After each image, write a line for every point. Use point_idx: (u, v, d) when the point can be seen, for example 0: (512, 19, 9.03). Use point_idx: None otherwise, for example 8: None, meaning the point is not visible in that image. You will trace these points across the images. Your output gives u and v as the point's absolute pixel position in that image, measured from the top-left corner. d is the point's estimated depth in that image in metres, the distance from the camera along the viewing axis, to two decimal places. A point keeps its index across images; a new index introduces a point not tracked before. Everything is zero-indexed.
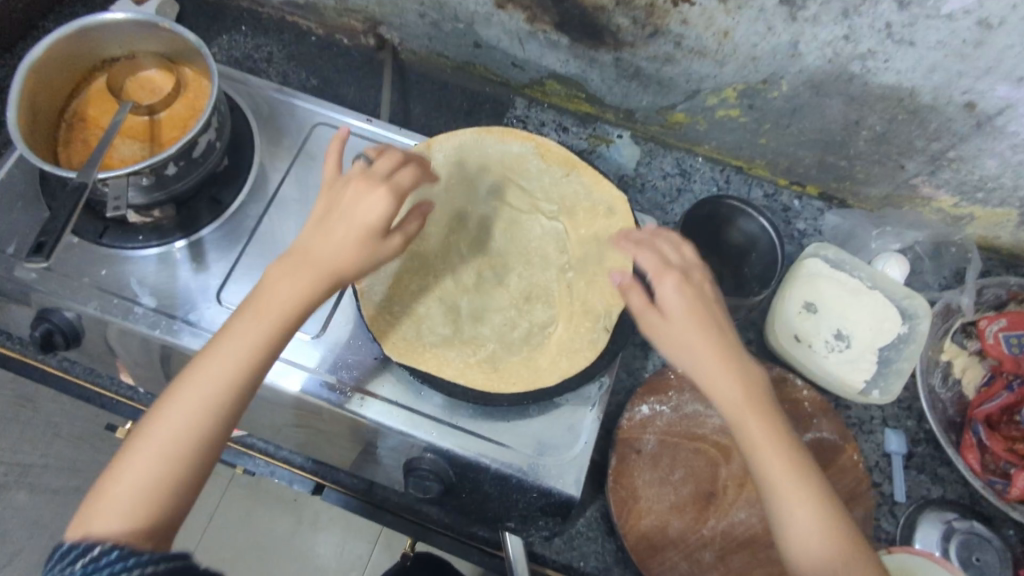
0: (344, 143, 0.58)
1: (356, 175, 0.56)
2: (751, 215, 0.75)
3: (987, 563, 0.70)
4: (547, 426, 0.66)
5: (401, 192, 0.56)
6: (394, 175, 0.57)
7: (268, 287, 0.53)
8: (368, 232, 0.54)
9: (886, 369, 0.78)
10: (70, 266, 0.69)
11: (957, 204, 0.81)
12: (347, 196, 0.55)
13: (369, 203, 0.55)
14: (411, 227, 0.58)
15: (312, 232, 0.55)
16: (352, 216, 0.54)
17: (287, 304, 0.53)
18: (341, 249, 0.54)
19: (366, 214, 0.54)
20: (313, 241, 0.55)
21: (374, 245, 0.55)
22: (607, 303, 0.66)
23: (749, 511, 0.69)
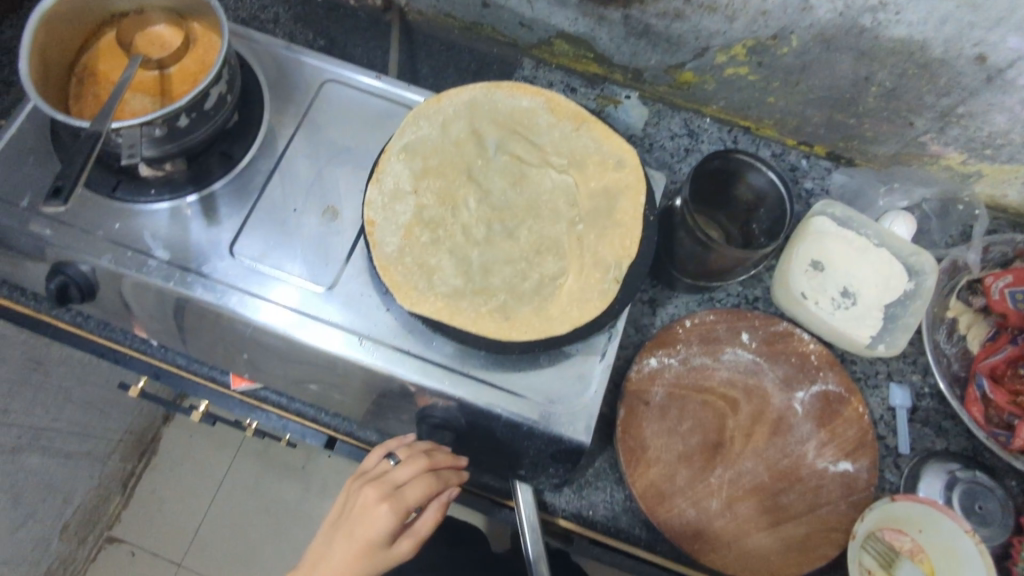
0: (385, 450, 0.65)
1: (374, 481, 0.61)
2: (760, 169, 0.74)
3: (989, 511, 0.72)
4: (558, 376, 0.67)
5: (405, 510, 0.59)
6: (405, 488, 0.60)
7: (314, 555, 0.61)
8: (372, 543, 0.58)
9: (892, 324, 0.78)
10: (82, 220, 0.69)
11: (964, 161, 0.81)
12: (360, 504, 0.60)
13: (373, 518, 0.59)
14: (421, 500, 0.60)
15: (342, 523, 0.61)
16: (354, 528, 0.59)
17: (322, 573, 0.60)
18: (336, 566, 0.59)
19: (364, 532, 0.58)
20: (337, 544, 0.60)
21: (375, 563, 0.58)
22: (617, 255, 0.67)
23: (755, 461, 0.72)
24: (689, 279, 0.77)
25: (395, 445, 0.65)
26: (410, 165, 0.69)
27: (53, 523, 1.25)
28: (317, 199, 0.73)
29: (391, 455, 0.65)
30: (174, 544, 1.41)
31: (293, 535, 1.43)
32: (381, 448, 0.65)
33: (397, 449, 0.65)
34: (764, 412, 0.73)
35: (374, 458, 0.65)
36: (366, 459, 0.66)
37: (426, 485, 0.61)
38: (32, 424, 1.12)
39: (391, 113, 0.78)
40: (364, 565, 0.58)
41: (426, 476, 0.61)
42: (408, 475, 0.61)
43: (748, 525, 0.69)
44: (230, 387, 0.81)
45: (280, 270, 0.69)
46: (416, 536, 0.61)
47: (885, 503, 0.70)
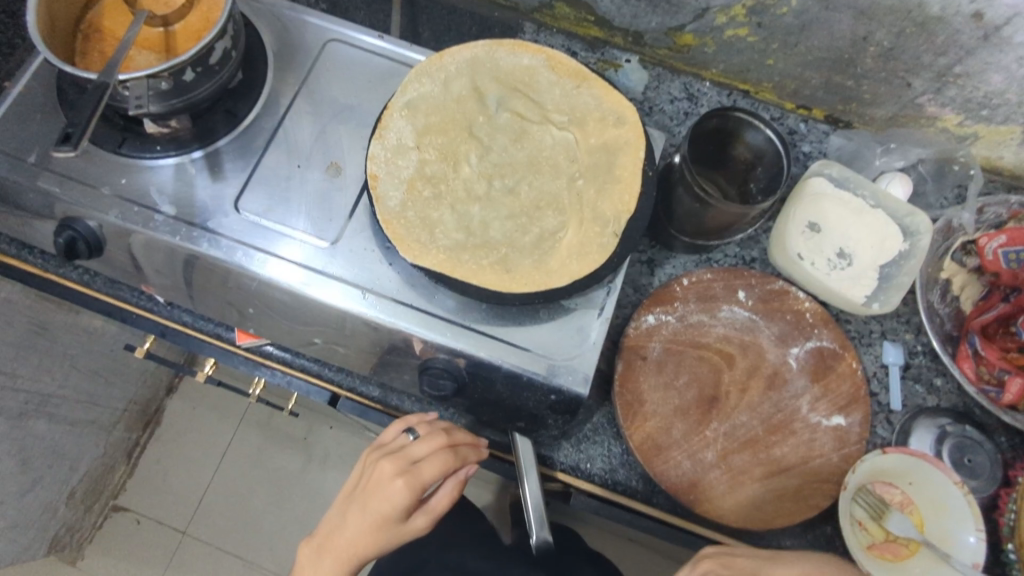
0: (403, 427, 0.69)
1: (388, 456, 0.66)
2: (759, 127, 0.75)
3: (977, 464, 0.74)
4: (558, 330, 0.68)
5: (420, 486, 0.65)
6: (421, 464, 0.65)
7: (338, 520, 0.68)
8: (388, 515, 0.64)
9: (887, 283, 0.80)
10: (88, 175, 0.70)
11: (961, 123, 0.82)
12: (375, 478, 0.66)
13: (388, 491, 0.64)
14: (433, 475, 0.65)
15: (362, 492, 0.67)
16: (372, 500, 0.65)
17: (346, 538, 0.67)
18: (358, 534, 0.66)
19: (381, 506, 0.64)
20: (355, 511, 0.66)
21: (390, 532, 0.66)
22: (617, 210, 0.68)
23: (750, 415, 0.73)
24: (686, 238, 0.79)
25: (414, 421, 0.70)
26: (412, 121, 0.70)
27: (59, 489, 1.27)
28: (320, 155, 0.73)
29: (410, 429, 0.69)
30: (178, 512, 1.42)
31: (296, 504, 1.43)
32: (401, 422, 0.70)
33: (417, 424, 0.69)
34: (759, 367, 0.75)
35: (393, 430, 0.70)
36: (386, 429, 0.71)
37: (441, 462, 0.66)
38: (37, 390, 1.13)
39: (393, 72, 0.78)
40: (383, 532, 0.65)
41: (440, 455, 0.66)
42: (424, 454, 0.66)
43: (742, 476, 0.71)
44: (235, 344, 0.82)
45: (284, 225, 0.70)
46: (431, 511, 0.67)
47: (878, 455, 0.71)
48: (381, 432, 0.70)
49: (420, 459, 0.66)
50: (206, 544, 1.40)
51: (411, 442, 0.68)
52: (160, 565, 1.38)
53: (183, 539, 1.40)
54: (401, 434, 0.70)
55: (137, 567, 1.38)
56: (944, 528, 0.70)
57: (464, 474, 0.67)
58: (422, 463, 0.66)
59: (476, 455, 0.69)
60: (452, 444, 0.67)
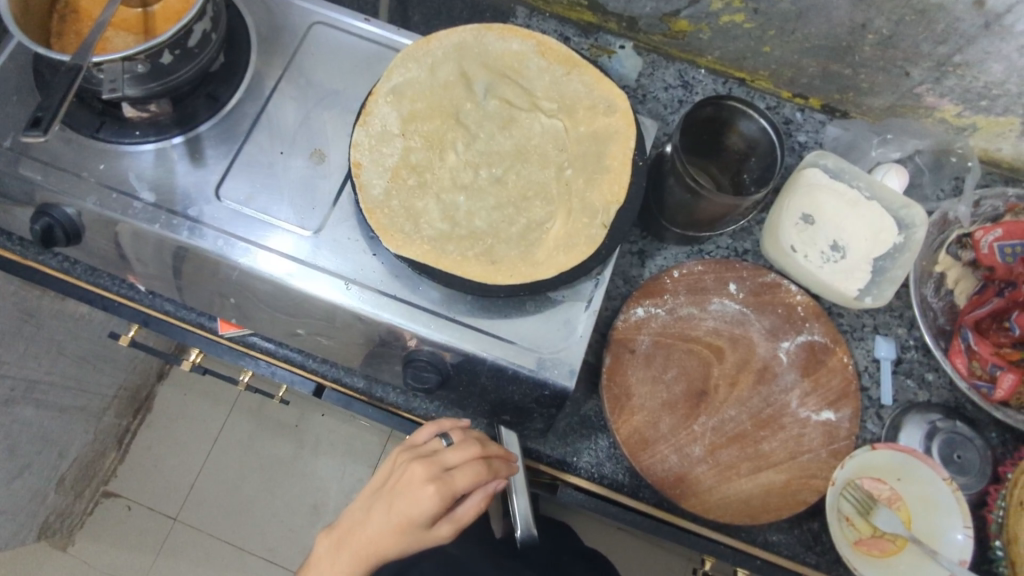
0: (439, 431, 0.67)
1: (421, 458, 0.62)
2: (752, 117, 0.73)
3: (967, 460, 0.73)
4: (544, 322, 0.67)
5: (452, 494, 0.60)
6: (455, 472, 0.61)
7: (358, 518, 0.63)
8: (413, 519, 0.59)
9: (881, 277, 0.78)
10: (65, 161, 0.68)
11: (959, 114, 0.81)
12: (406, 478, 0.62)
13: (419, 494, 0.60)
14: (464, 483, 0.61)
15: (387, 492, 0.63)
16: (400, 501, 0.60)
17: (365, 537, 0.61)
18: (378, 535, 0.61)
19: (409, 509, 0.60)
20: (381, 510, 0.61)
21: (413, 538, 0.60)
22: (606, 201, 0.66)
23: (739, 409, 0.72)
24: (678, 230, 0.77)
25: (448, 427, 0.67)
26: (397, 108, 0.68)
27: (49, 476, 1.27)
28: (303, 141, 0.72)
29: (444, 435, 0.66)
30: (169, 499, 1.42)
31: (287, 492, 1.43)
32: (434, 426, 0.67)
33: (451, 431, 0.66)
34: (749, 360, 0.74)
35: (425, 434, 0.67)
36: (417, 433, 0.68)
37: (476, 473, 0.61)
38: (24, 376, 1.12)
39: (378, 57, 0.76)
40: (403, 537, 0.60)
41: (475, 464, 0.62)
42: (458, 461, 0.62)
43: (729, 471, 0.70)
44: (219, 333, 0.81)
45: (266, 214, 0.68)
46: (457, 521, 0.61)
47: (867, 452, 0.71)
48: (413, 433, 0.67)
49: (454, 466, 0.62)
50: (197, 531, 1.40)
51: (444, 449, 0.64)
52: (151, 551, 1.38)
53: (174, 526, 1.40)
54: (433, 439, 0.66)
55: (128, 553, 1.38)
56: (931, 525, 0.70)
57: (494, 488, 0.63)
58: (457, 470, 0.61)
59: (508, 471, 0.65)
60: (488, 455, 0.63)
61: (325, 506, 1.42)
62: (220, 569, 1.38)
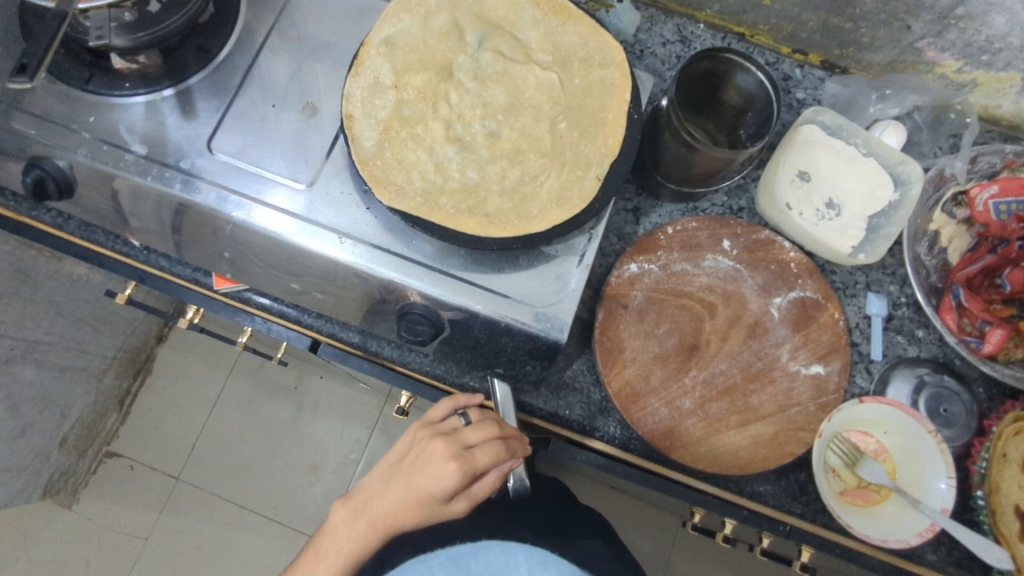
0: (455, 409, 0.69)
1: (442, 436, 0.64)
2: (750, 70, 0.72)
3: (953, 414, 0.75)
4: (537, 277, 0.67)
5: (472, 471, 0.62)
6: (475, 450, 0.63)
7: (376, 490, 0.64)
8: (433, 495, 0.61)
9: (875, 234, 0.79)
10: (56, 114, 0.67)
11: (960, 69, 0.80)
12: (428, 453, 0.63)
13: (440, 470, 0.62)
14: (483, 461, 0.63)
15: (407, 466, 0.64)
16: (420, 477, 0.62)
17: (383, 508, 0.62)
18: (397, 507, 0.62)
19: (429, 483, 0.61)
20: (402, 483, 0.63)
21: (431, 513, 0.61)
22: (600, 154, 0.66)
23: (730, 363, 0.73)
24: (673, 185, 0.77)
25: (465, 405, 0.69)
26: (390, 59, 0.67)
27: (51, 435, 1.29)
28: (295, 94, 0.70)
29: (461, 414, 0.68)
30: (171, 458, 1.44)
31: (286, 452, 1.45)
32: (451, 403, 0.69)
33: (469, 410, 0.68)
34: (741, 316, 0.74)
35: (442, 410, 0.69)
36: (434, 409, 0.70)
37: (495, 452, 0.64)
38: (22, 336, 1.13)
39: (371, 8, 0.74)
40: (421, 511, 0.61)
41: (496, 445, 0.64)
42: (478, 442, 0.64)
43: (718, 423, 0.72)
44: (214, 289, 0.81)
45: (259, 167, 0.68)
46: (473, 497, 0.63)
47: (855, 405, 0.72)
48: (430, 410, 0.69)
49: (473, 445, 0.64)
50: (200, 490, 1.42)
51: (463, 427, 0.66)
52: (154, 509, 1.41)
53: (177, 484, 1.42)
54: (451, 416, 0.68)
55: (131, 511, 1.40)
56: (915, 475, 0.72)
57: (510, 467, 0.65)
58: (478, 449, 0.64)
59: (523, 451, 0.68)
60: (506, 437, 0.65)
61: (323, 466, 1.45)
62: (222, 527, 1.41)
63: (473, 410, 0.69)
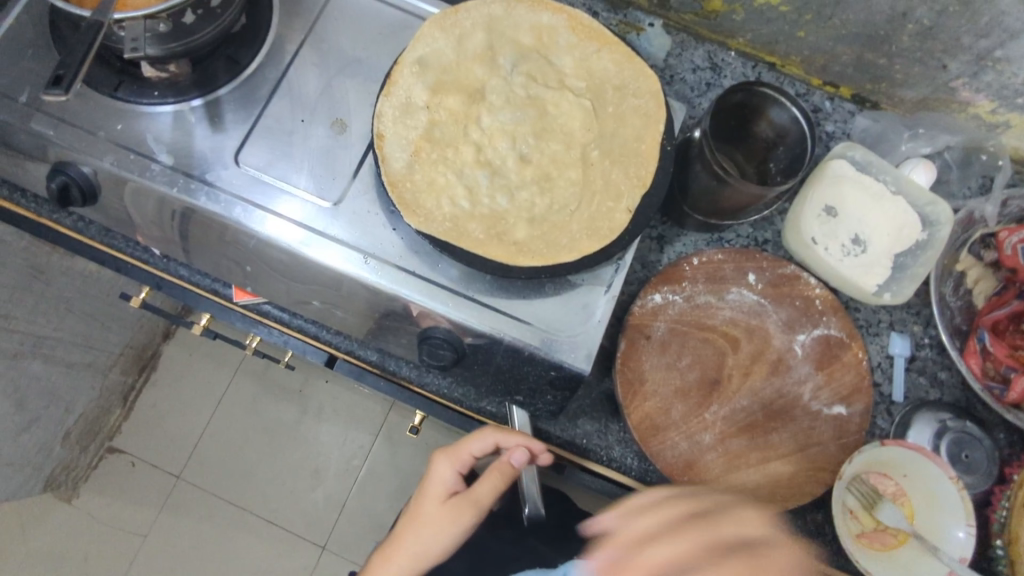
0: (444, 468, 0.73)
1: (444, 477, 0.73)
2: (784, 104, 0.71)
3: (974, 460, 0.74)
4: (563, 306, 0.66)
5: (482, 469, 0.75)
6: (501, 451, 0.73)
7: (472, 507, 0.71)
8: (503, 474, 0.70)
9: (900, 274, 0.78)
10: (84, 120, 0.66)
11: (993, 110, 0.79)
12: (485, 488, 0.71)
13: (489, 482, 0.71)
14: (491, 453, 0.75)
15: (473, 496, 0.72)
16: (426, 499, 0.73)
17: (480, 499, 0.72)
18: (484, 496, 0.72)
19: (432, 494, 0.73)
20: (477, 499, 0.72)
21: (448, 522, 0.71)
22: (631, 184, 0.65)
23: (751, 399, 0.72)
24: (700, 217, 0.76)
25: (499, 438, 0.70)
26: (423, 79, 0.66)
27: (55, 429, 1.28)
28: (325, 109, 0.70)
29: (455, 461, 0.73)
30: (173, 457, 1.43)
31: (288, 456, 1.44)
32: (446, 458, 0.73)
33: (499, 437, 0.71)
34: (764, 352, 0.74)
35: (444, 472, 0.73)
36: (434, 474, 0.73)
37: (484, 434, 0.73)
38: (33, 331, 1.13)
39: (404, 25, 0.73)
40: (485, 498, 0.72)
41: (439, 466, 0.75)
42: (484, 442, 0.70)
43: (737, 460, 0.71)
44: (233, 300, 0.81)
45: (284, 181, 0.67)
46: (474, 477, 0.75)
47: (876, 447, 0.71)
48: (432, 478, 0.73)
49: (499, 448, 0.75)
50: (199, 490, 1.41)
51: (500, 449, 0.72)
52: (153, 507, 1.40)
53: (177, 484, 1.41)
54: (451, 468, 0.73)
55: (131, 508, 1.39)
56: (935, 522, 0.71)
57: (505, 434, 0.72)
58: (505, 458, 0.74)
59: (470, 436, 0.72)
60: (503, 439, 0.70)
61: (325, 470, 1.44)
62: (220, 527, 1.40)
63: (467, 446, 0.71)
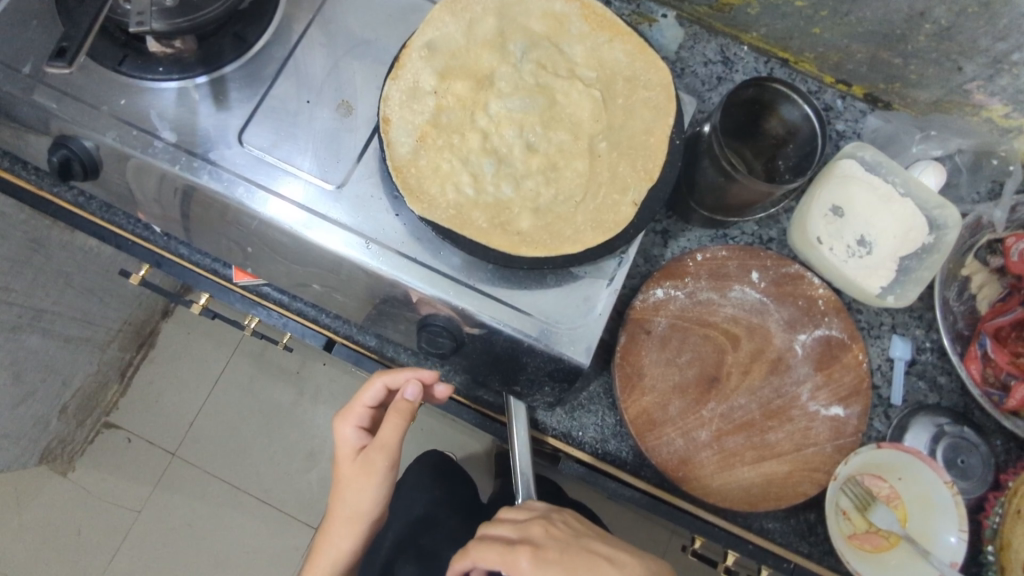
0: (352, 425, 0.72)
1: (351, 437, 0.71)
2: (796, 102, 0.71)
3: (970, 465, 0.75)
4: (564, 297, 0.66)
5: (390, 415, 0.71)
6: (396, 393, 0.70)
7: (377, 453, 0.68)
8: (400, 414, 0.67)
9: (905, 276, 0.77)
10: (86, 93, 0.65)
11: (1007, 114, 0.78)
12: (384, 434, 0.67)
13: (390, 427, 0.67)
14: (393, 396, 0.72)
15: (377, 443, 0.68)
16: (341, 462, 0.71)
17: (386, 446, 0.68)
18: (388, 440, 0.68)
19: (342, 456, 0.71)
20: (381, 445, 0.68)
21: (362, 476, 0.69)
22: (638, 178, 0.64)
23: (749, 397, 0.72)
24: (705, 213, 0.75)
25: (386, 382, 0.69)
26: (431, 64, 0.65)
27: (52, 403, 1.29)
28: (331, 91, 0.69)
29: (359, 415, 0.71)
30: (169, 434, 1.43)
31: (285, 437, 1.44)
32: (350, 415, 0.71)
33: (390, 380, 0.69)
34: (765, 350, 0.73)
35: (348, 432, 0.71)
36: (342, 435, 0.71)
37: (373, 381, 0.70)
38: (31, 305, 1.12)
39: (413, 8, 0.72)
40: (389, 443, 0.68)
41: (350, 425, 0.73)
42: (373, 390, 0.70)
43: (733, 457, 0.71)
44: (232, 281, 0.80)
45: (287, 163, 0.66)
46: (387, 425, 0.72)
47: (872, 449, 0.71)
48: (341, 439, 0.71)
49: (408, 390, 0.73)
50: (194, 467, 1.42)
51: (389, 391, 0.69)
52: (148, 483, 1.40)
53: (173, 461, 1.42)
54: (355, 423, 0.71)
55: (125, 483, 1.40)
56: (927, 527, 0.71)
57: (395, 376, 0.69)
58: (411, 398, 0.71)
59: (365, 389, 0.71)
60: (390, 380, 0.69)
61: (321, 452, 1.44)
62: (215, 505, 1.41)
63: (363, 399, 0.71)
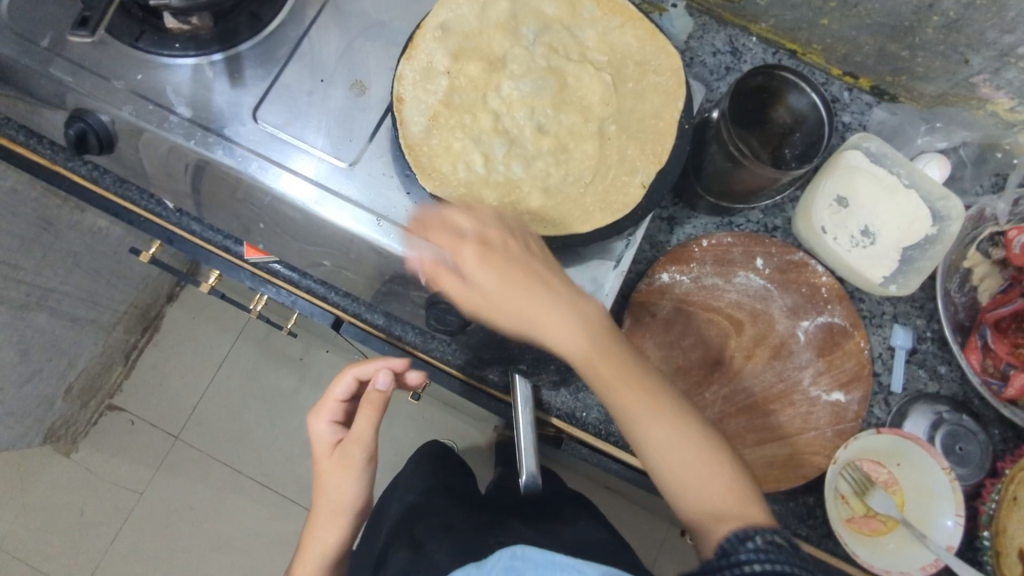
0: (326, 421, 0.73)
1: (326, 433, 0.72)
2: (804, 90, 0.72)
3: (968, 453, 0.76)
4: (571, 278, 0.67)
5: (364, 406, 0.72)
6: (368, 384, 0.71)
7: (354, 445, 0.69)
8: (373, 405, 0.67)
9: (907, 266, 0.78)
10: (104, 68, 0.66)
11: (1013, 108, 0.79)
12: (358, 426, 0.68)
13: (364, 418, 0.68)
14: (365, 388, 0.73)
15: (352, 435, 0.69)
16: (319, 458, 0.72)
17: (361, 436, 0.69)
18: (364, 431, 0.68)
19: (320, 452, 0.72)
20: (357, 436, 0.69)
21: (342, 468, 0.70)
22: (646, 162, 0.66)
23: (751, 381, 0.73)
24: (711, 199, 0.76)
25: (354, 373, 0.70)
26: (444, 44, 0.65)
27: (58, 384, 1.30)
28: (345, 70, 0.70)
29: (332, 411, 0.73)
30: (172, 417, 1.44)
31: (287, 422, 1.45)
32: (325, 411, 0.73)
33: (360, 372, 0.70)
34: (768, 336, 0.74)
35: (323, 427, 0.72)
36: (318, 432, 0.72)
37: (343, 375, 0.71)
38: (40, 283, 1.13)
39: None
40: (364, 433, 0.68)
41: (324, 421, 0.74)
42: (345, 383, 0.71)
43: (735, 440, 0.72)
44: (243, 258, 0.81)
45: (301, 140, 0.67)
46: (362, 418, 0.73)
47: (871, 435, 0.72)
48: (318, 435, 0.72)
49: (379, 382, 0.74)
50: (197, 450, 1.43)
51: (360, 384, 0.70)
52: (150, 465, 1.41)
53: (175, 443, 1.43)
54: (329, 419, 0.72)
55: (128, 464, 1.41)
56: (924, 512, 0.72)
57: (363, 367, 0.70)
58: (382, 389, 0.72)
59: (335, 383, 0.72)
60: (360, 372, 0.70)
61: None
62: (216, 488, 1.42)
63: (335, 393, 0.72)
